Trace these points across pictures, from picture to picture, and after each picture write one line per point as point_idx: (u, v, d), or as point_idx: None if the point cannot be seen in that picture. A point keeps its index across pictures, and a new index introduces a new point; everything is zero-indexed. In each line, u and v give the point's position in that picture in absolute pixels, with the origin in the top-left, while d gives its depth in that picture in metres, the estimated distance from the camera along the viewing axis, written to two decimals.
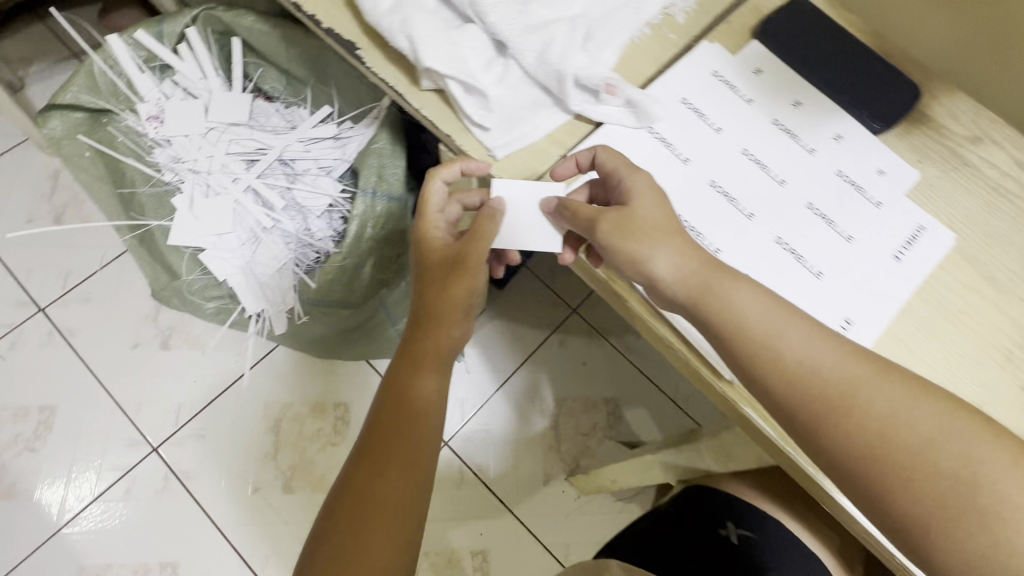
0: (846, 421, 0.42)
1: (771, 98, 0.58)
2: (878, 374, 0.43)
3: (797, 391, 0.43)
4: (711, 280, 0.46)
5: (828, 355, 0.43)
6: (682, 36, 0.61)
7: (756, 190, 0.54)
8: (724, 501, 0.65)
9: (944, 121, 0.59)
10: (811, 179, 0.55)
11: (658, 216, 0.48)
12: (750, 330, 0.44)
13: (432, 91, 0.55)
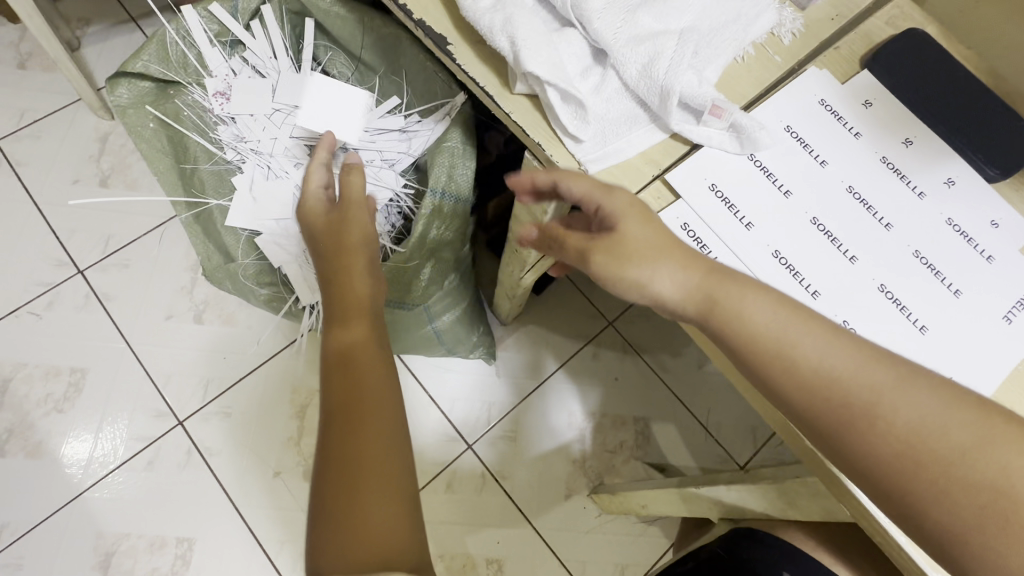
0: (873, 433, 0.40)
1: (880, 134, 0.54)
2: (902, 379, 0.41)
3: (817, 399, 0.41)
4: (718, 292, 0.43)
5: (849, 361, 0.41)
6: (787, 59, 0.57)
7: (859, 231, 0.52)
8: (780, 549, 0.62)
9: None
10: (918, 225, 0.52)
11: (651, 235, 0.44)
12: (771, 338, 0.42)
13: (524, 95, 0.52)
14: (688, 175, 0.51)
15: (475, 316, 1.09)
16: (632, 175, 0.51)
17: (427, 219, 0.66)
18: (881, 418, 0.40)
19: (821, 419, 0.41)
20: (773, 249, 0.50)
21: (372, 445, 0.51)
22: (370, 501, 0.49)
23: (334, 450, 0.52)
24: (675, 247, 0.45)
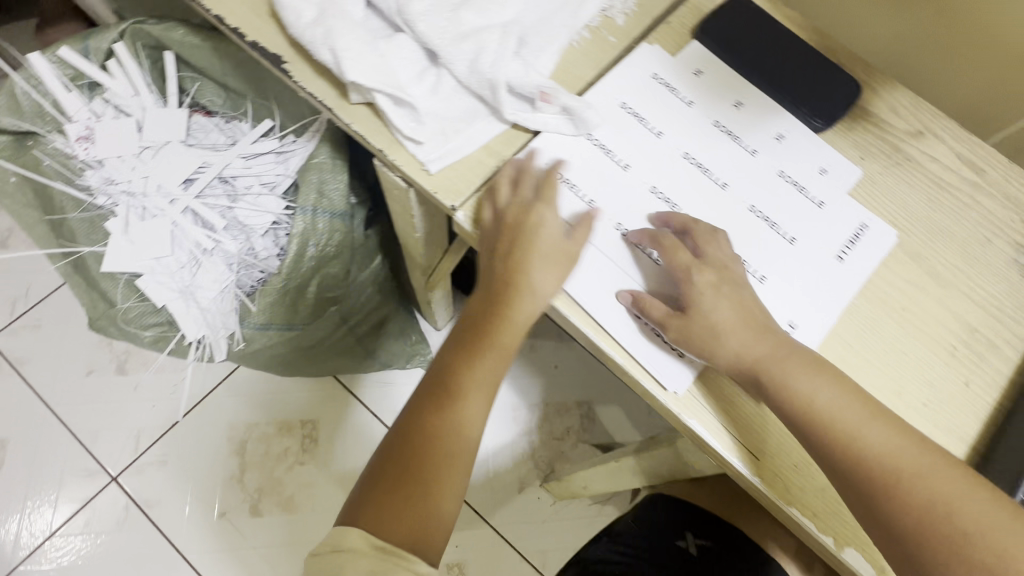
0: (897, 506, 0.40)
1: (711, 101, 0.57)
2: (939, 464, 0.41)
3: (848, 469, 0.42)
4: (773, 368, 0.45)
5: (885, 441, 0.42)
6: (622, 38, 0.60)
7: (698, 195, 0.54)
8: (683, 511, 0.65)
9: (885, 116, 0.59)
10: (752, 182, 0.55)
11: (735, 320, 0.46)
12: (812, 409, 0.43)
13: (362, 104, 0.53)
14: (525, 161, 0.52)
15: (402, 326, 1.09)
16: (476, 169, 0.52)
17: (302, 238, 0.64)
18: (904, 489, 0.40)
19: (847, 484, 0.42)
20: (616, 224, 0.52)
21: (456, 445, 0.49)
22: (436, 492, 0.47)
23: (410, 426, 0.49)
24: (760, 334, 0.46)
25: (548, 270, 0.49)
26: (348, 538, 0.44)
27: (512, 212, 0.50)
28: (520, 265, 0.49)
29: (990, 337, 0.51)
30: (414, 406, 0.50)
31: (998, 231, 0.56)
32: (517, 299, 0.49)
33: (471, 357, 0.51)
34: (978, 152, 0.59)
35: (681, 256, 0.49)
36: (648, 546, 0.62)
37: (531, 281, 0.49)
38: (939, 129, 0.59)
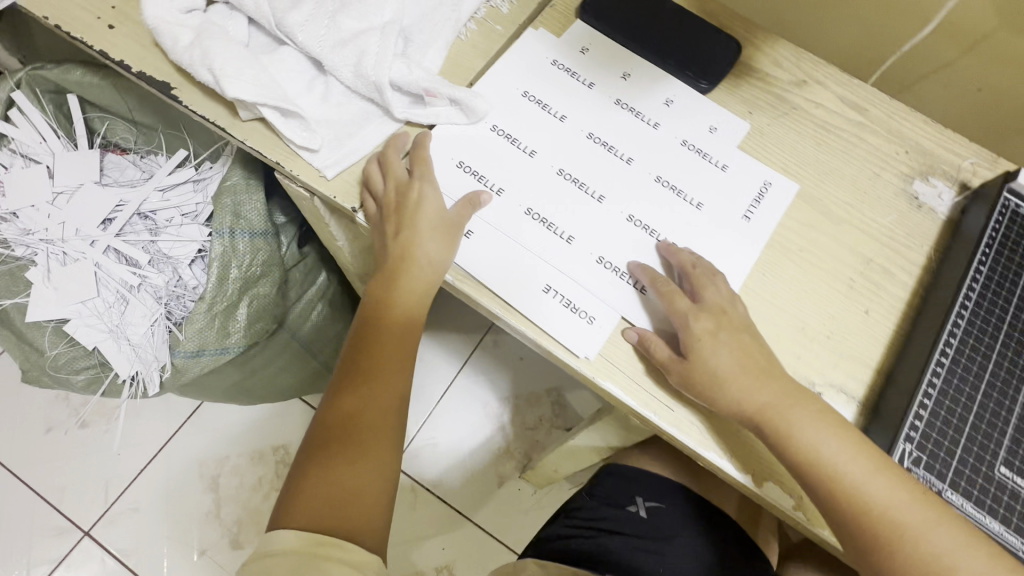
0: (897, 557, 0.41)
1: (599, 75, 0.59)
2: (943, 518, 0.41)
3: (852, 516, 0.42)
4: (778, 416, 0.44)
5: (892, 496, 0.41)
6: (508, 26, 0.61)
7: (602, 171, 0.55)
8: (635, 476, 0.66)
9: (769, 70, 0.61)
10: (656, 154, 0.57)
11: (739, 364, 0.46)
12: (816, 460, 0.43)
13: (254, 120, 0.53)
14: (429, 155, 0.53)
15: None
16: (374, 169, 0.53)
17: (221, 261, 0.64)
18: (906, 543, 0.41)
19: (847, 529, 0.43)
20: (524, 208, 0.53)
21: (374, 425, 0.52)
22: (360, 471, 0.50)
23: (327, 417, 0.53)
24: (763, 379, 0.46)
25: (434, 241, 0.50)
26: (282, 536, 0.46)
27: (391, 194, 0.51)
28: (407, 243, 0.51)
29: (885, 266, 0.54)
30: (331, 396, 0.54)
31: (884, 164, 0.58)
32: (412, 272, 0.52)
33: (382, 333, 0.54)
34: (860, 93, 0.62)
35: (682, 301, 0.48)
36: (602, 515, 0.63)
37: (420, 253, 0.50)
38: (820, 77, 0.62)
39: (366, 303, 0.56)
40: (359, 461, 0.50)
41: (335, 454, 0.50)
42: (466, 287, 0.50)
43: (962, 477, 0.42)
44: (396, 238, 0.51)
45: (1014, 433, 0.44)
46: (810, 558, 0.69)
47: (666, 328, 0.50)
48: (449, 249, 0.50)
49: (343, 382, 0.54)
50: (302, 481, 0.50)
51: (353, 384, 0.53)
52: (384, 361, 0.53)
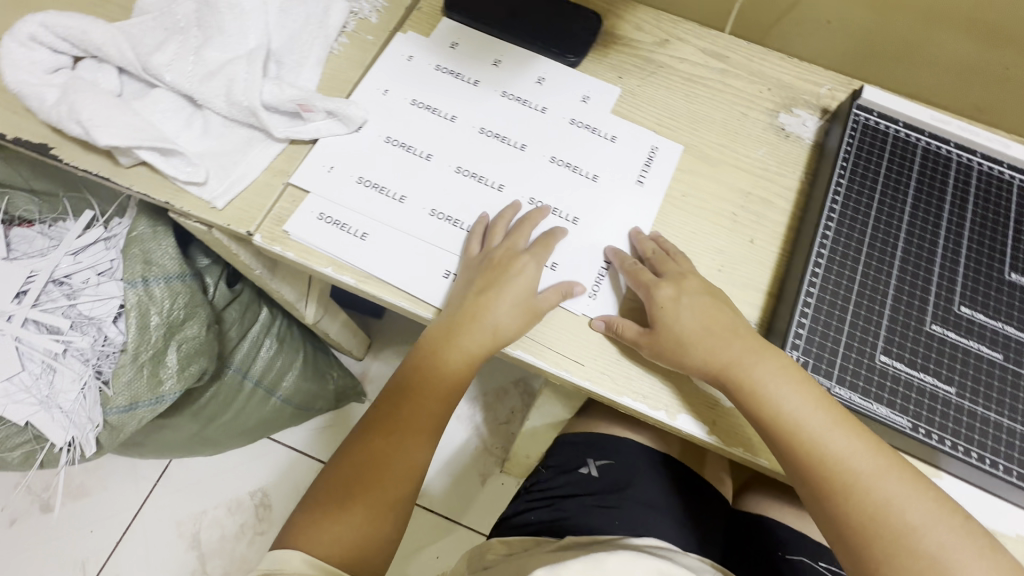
0: (844, 499, 0.44)
1: (472, 67, 0.61)
2: (893, 469, 0.43)
3: (810, 466, 0.44)
4: (744, 369, 0.46)
5: (853, 450, 0.44)
6: (378, 34, 0.63)
7: (495, 162, 0.57)
8: (585, 440, 0.67)
9: (631, 35, 0.65)
10: (545, 136, 0.59)
11: (699, 324, 0.48)
12: (776, 413, 0.44)
13: (137, 165, 0.54)
14: (329, 175, 0.54)
15: (318, 366, 1.10)
16: (264, 191, 0.54)
17: (139, 311, 0.65)
18: (855, 487, 0.43)
19: (806, 481, 0.45)
20: (429, 209, 0.54)
21: (399, 473, 0.53)
22: (376, 514, 0.52)
23: (355, 451, 0.54)
24: (728, 337, 0.47)
25: (511, 315, 0.50)
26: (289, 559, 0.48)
27: (499, 254, 0.52)
28: (482, 306, 0.51)
29: (763, 196, 0.57)
30: (362, 432, 0.55)
31: (750, 103, 0.62)
32: (475, 343, 0.51)
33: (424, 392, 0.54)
34: (719, 43, 0.66)
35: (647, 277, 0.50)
36: (559, 483, 0.64)
37: (491, 322, 0.50)
38: (679, 34, 0.66)
39: (420, 345, 0.55)
40: (380, 500, 0.52)
41: (355, 490, 0.52)
42: (370, 288, 0.51)
43: (848, 371, 0.46)
44: (477, 295, 0.51)
45: (889, 324, 0.47)
46: (765, 486, 0.72)
47: (637, 306, 0.52)
48: (521, 328, 0.50)
49: (377, 420, 0.55)
50: (321, 513, 0.51)
51: (386, 427, 0.53)
52: (425, 411, 0.54)
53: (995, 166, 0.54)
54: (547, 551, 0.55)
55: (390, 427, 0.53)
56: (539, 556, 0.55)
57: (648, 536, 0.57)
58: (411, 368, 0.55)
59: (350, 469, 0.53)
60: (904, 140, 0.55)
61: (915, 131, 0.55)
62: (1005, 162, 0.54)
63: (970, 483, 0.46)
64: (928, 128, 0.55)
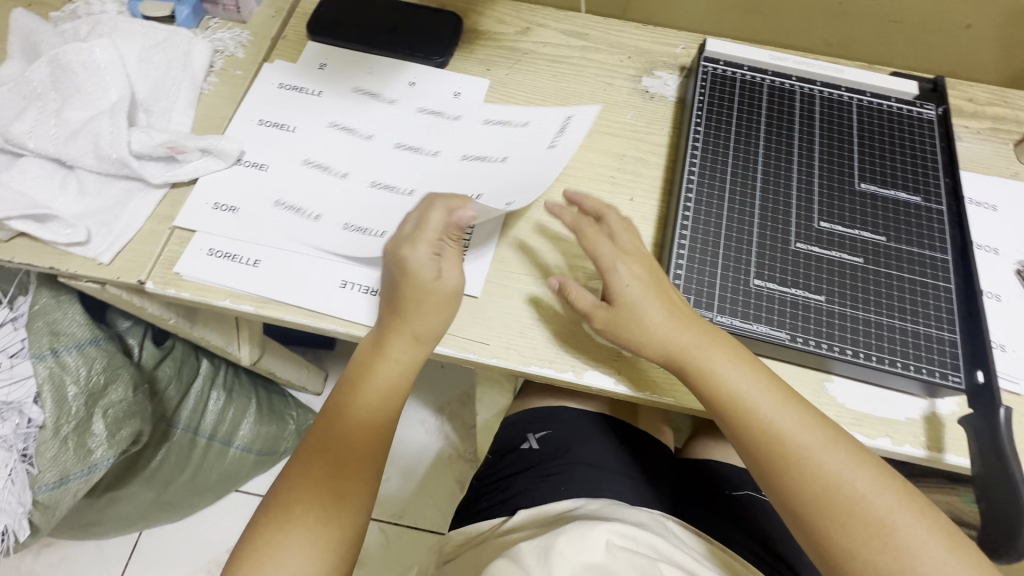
0: (792, 471, 0.43)
1: (344, 83, 0.63)
2: (835, 443, 0.44)
3: (759, 445, 0.45)
4: (697, 351, 0.46)
5: (801, 425, 0.44)
6: (247, 68, 0.64)
7: (399, 164, 0.58)
8: (524, 418, 0.69)
9: (494, 29, 0.68)
10: (441, 134, 0.60)
11: (659, 300, 0.47)
12: (721, 393, 0.46)
13: (16, 236, 0.53)
14: (214, 212, 0.55)
15: (274, 408, 1.08)
16: (151, 238, 0.54)
17: (52, 384, 0.64)
18: (803, 458, 0.43)
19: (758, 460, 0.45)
20: (322, 226, 0.54)
21: (348, 503, 0.48)
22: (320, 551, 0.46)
23: (290, 490, 0.48)
24: (687, 322, 0.47)
25: (433, 318, 0.49)
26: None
27: (410, 249, 0.49)
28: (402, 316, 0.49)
29: (637, 155, 0.60)
30: (296, 467, 0.49)
31: (614, 72, 0.66)
32: (402, 351, 0.50)
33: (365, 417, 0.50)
34: (577, 22, 0.69)
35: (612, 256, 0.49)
36: (504, 464, 0.65)
37: (413, 329, 0.49)
38: (538, 20, 0.69)
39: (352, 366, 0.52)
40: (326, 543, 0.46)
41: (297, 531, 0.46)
42: (268, 311, 0.51)
43: (726, 300, 0.49)
44: (395, 302, 0.50)
45: (758, 251, 0.51)
46: (712, 428, 0.75)
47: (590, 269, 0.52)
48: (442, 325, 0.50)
49: (311, 455, 0.49)
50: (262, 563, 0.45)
51: (323, 459, 0.48)
52: (366, 428, 0.50)
53: (834, 91, 0.59)
54: (502, 542, 0.53)
55: (328, 459, 0.48)
56: (493, 547, 0.53)
57: (596, 500, 0.55)
58: (342, 393, 0.51)
59: (286, 509, 0.47)
60: (749, 82, 0.59)
61: (759, 73, 0.59)
62: (842, 87, 0.59)
63: (863, 382, 0.50)
64: (771, 67, 0.60)
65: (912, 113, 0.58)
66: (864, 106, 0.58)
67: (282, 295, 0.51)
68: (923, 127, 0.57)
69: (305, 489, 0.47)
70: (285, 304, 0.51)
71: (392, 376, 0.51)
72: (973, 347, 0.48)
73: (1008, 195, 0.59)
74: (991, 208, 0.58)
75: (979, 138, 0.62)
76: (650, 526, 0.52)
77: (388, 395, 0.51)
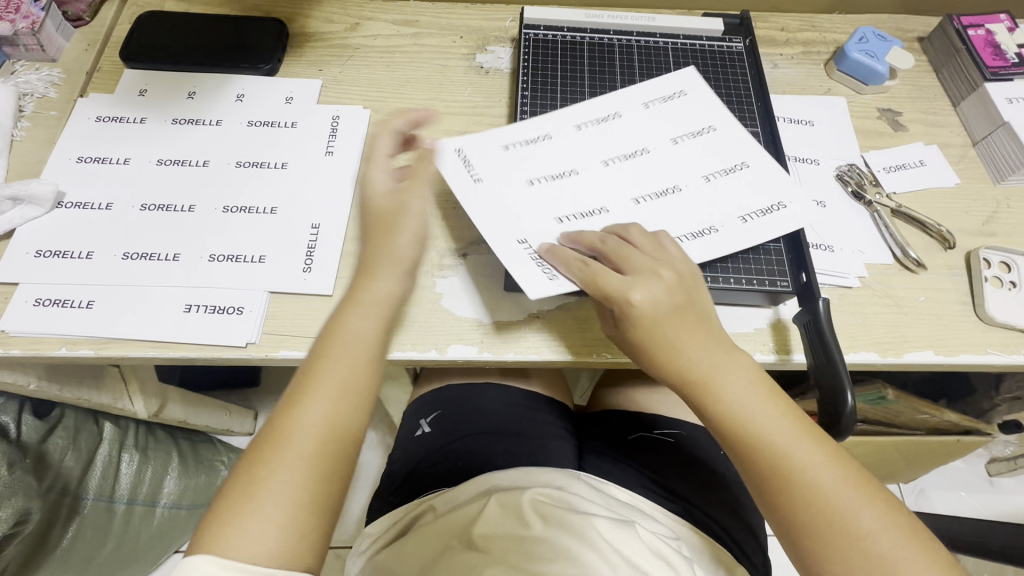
0: (795, 499, 0.39)
1: (168, 105, 0.60)
2: (850, 478, 0.39)
3: (765, 473, 0.40)
4: (704, 382, 0.42)
5: (817, 461, 0.39)
6: (62, 106, 0.60)
7: (661, 172, 0.54)
8: (419, 405, 0.66)
9: (323, 29, 0.67)
10: (701, 204, 0.52)
11: (670, 312, 0.43)
12: (733, 421, 0.41)
13: None
14: (37, 260, 0.51)
15: (201, 458, 1.03)
16: None
17: None
18: (807, 491, 0.39)
19: (754, 485, 0.41)
20: (156, 254, 0.52)
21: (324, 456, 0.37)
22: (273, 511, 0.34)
23: (267, 459, 0.36)
24: (700, 344, 0.43)
25: (410, 241, 0.46)
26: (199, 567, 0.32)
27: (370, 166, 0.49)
28: (391, 231, 0.45)
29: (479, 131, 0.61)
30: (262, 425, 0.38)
31: (448, 54, 0.66)
32: (382, 288, 0.43)
33: (345, 362, 0.40)
34: (407, 11, 0.69)
35: (616, 292, 0.43)
36: (402, 456, 0.63)
37: (399, 262, 0.45)
38: (368, 14, 0.69)
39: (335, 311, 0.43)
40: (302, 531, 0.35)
41: (268, 502, 0.34)
42: (110, 351, 0.48)
43: None
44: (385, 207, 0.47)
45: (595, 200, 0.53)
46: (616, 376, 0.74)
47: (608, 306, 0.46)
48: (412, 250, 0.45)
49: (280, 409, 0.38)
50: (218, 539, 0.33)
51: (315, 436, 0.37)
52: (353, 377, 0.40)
53: (650, 39, 0.63)
54: (417, 536, 0.52)
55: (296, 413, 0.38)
56: (412, 543, 0.51)
57: (504, 470, 0.55)
58: (319, 344, 0.41)
59: (256, 477, 0.35)
60: (570, 42, 0.62)
61: (578, 32, 0.63)
62: (657, 34, 0.63)
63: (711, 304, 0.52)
64: (589, 25, 0.63)
65: (723, 48, 0.63)
66: (679, 48, 0.63)
67: (117, 332, 0.49)
68: (733, 58, 0.62)
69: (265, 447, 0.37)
70: (126, 342, 0.49)
71: (376, 317, 0.42)
72: (797, 253, 0.51)
73: (823, 110, 0.63)
74: (807, 124, 0.62)
75: (793, 64, 0.67)
76: (569, 480, 0.53)
77: (372, 338, 0.42)
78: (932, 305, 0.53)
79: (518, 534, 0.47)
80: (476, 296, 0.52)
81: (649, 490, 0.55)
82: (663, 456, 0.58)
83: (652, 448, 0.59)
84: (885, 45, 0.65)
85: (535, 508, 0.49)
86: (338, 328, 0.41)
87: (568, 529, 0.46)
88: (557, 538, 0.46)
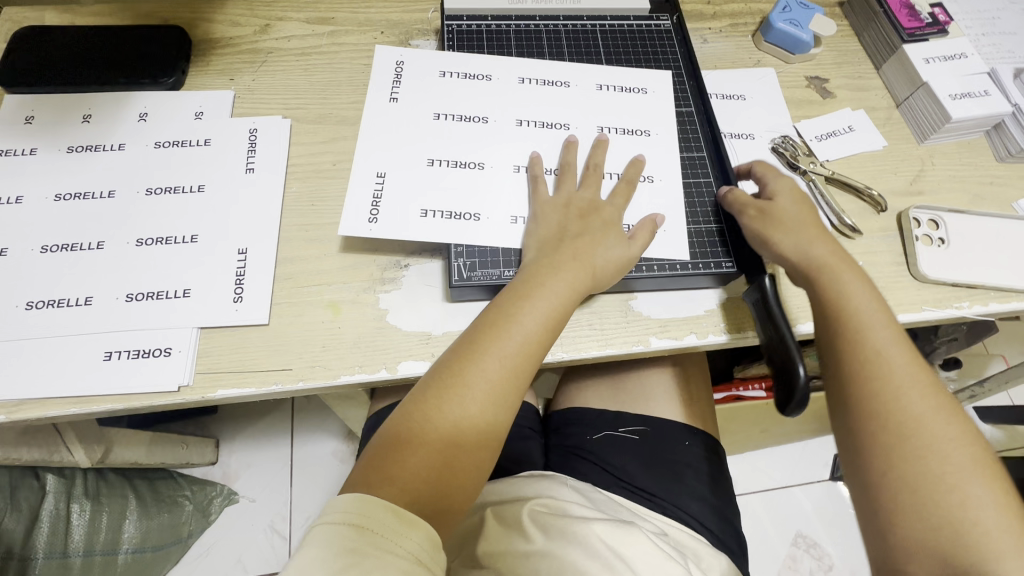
0: (876, 393, 0.42)
1: (60, 132, 0.54)
2: (939, 402, 0.42)
3: (859, 361, 0.43)
4: (831, 268, 0.46)
5: (907, 371, 0.42)
6: None
7: (552, 155, 0.54)
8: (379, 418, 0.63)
9: (230, 33, 0.62)
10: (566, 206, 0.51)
11: (807, 211, 0.49)
12: (846, 304, 0.45)
13: None
14: None
15: None
16: None
17: None
18: (894, 392, 0.42)
19: (840, 375, 0.44)
20: (65, 300, 0.47)
21: (477, 435, 0.41)
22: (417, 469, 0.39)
23: (424, 415, 0.40)
24: (827, 239, 0.48)
25: (607, 253, 0.47)
26: (368, 500, 0.36)
27: (586, 199, 0.50)
28: (581, 233, 0.48)
29: None
30: (430, 383, 0.42)
31: (369, 51, 0.63)
32: (565, 274, 0.46)
33: (521, 347, 0.43)
34: (321, 7, 0.65)
35: (787, 193, 0.50)
36: None
37: (590, 262, 0.47)
38: (277, 14, 0.64)
39: (521, 278, 0.46)
40: (432, 496, 0.39)
41: (407, 461, 0.39)
42: (22, 414, 0.44)
43: (511, 254, 0.50)
44: (578, 221, 0.49)
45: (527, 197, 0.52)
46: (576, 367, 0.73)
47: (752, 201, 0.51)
48: (615, 267, 0.48)
49: (452, 375, 0.42)
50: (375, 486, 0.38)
51: (461, 422, 0.41)
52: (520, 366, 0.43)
53: (577, 22, 0.62)
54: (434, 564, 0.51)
55: (470, 392, 0.41)
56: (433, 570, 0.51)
57: (498, 485, 0.55)
58: (498, 314, 0.44)
59: (406, 446, 0.40)
60: (496, 31, 0.60)
61: (503, 20, 0.61)
62: (584, 16, 0.62)
63: (661, 293, 0.52)
64: (513, 12, 0.61)
65: (650, 27, 0.62)
66: (608, 29, 0.62)
67: (28, 393, 0.44)
68: (663, 37, 0.62)
69: (435, 410, 0.41)
70: (41, 402, 0.44)
71: (553, 305, 0.45)
72: (722, 236, 0.52)
73: (753, 83, 0.64)
74: (739, 98, 0.62)
75: (720, 38, 0.67)
76: (552, 485, 0.53)
77: (547, 324, 0.44)
78: (869, 269, 0.54)
79: (523, 549, 0.47)
80: (423, 311, 0.50)
81: (623, 485, 0.56)
82: (633, 448, 0.59)
83: (619, 448, 0.59)
84: (807, 13, 0.65)
85: (534, 520, 0.49)
86: (521, 297, 0.44)
87: (571, 540, 0.46)
88: (560, 549, 0.46)
